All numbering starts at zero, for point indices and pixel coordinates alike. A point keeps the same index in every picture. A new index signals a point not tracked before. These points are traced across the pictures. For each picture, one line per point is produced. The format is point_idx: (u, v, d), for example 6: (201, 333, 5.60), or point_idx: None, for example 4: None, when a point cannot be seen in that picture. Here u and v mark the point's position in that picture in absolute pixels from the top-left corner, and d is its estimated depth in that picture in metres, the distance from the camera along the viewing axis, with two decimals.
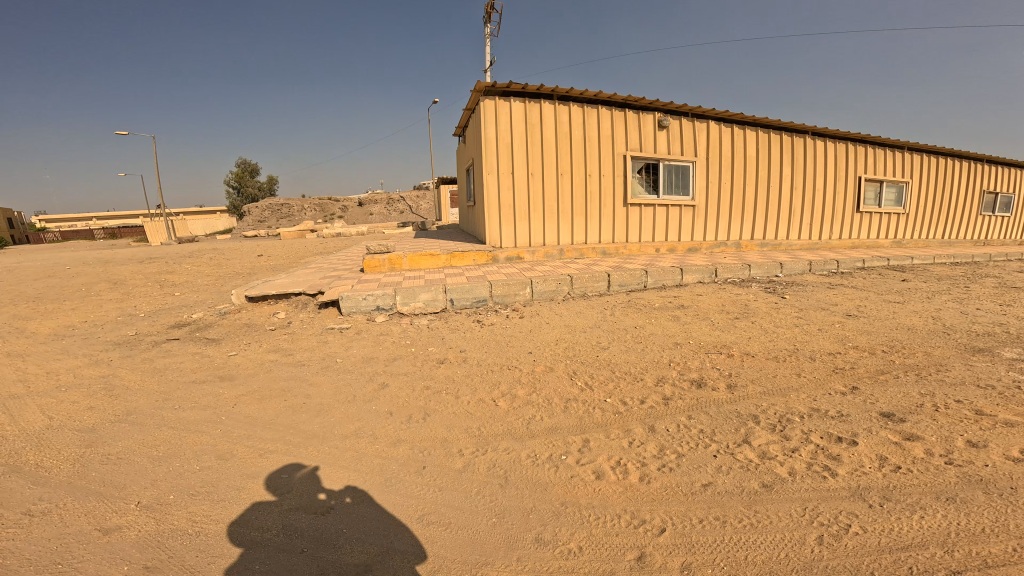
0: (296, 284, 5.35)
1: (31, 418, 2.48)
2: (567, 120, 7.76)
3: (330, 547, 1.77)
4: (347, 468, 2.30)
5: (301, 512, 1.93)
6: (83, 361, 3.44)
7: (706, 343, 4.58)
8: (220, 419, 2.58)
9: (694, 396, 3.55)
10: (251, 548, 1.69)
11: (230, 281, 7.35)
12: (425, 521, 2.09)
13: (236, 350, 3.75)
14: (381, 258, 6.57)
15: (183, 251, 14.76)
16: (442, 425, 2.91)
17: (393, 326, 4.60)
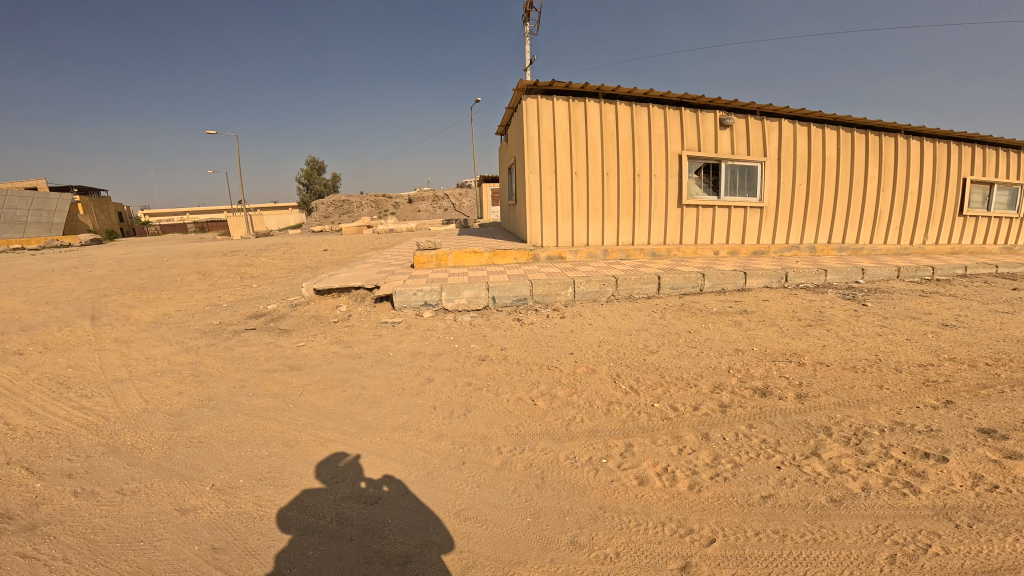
0: (356, 278, 5.71)
1: (134, 400, 2.86)
2: (615, 119, 7.31)
3: (376, 536, 1.89)
4: (393, 462, 2.43)
5: (350, 501, 2.07)
6: (177, 348, 3.94)
7: (773, 351, 4.18)
8: (286, 407, 2.83)
9: (756, 404, 3.26)
10: (309, 531, 1.84)
11: (298, 274, 8.03)
12: (462, 516, 2.16)
13: (304, 341, 4.11)
14: (429, 254, 6.72)
15: (258, 245, 16.36)
16: (481, 422, 2.98)
17: (439, 322, 4.75)
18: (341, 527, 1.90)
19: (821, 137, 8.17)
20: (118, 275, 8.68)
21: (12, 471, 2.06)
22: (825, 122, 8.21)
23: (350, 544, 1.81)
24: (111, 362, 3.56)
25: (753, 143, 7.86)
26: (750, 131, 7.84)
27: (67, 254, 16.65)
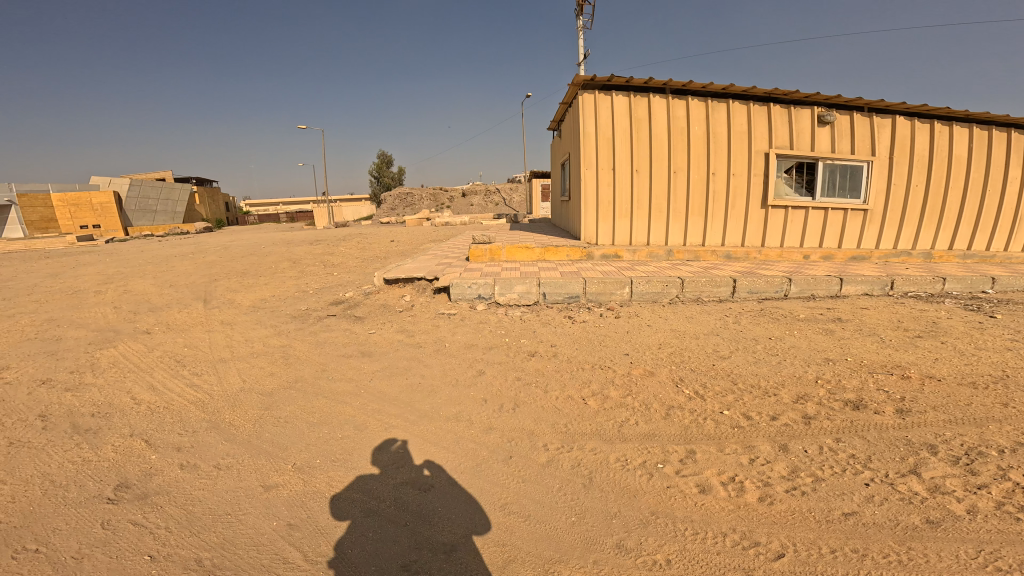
0: (421, 268, 5.98)
1: (236, 378, 3.32)
2: (686, 114, 6.94)
3: (426, 524, 2.01)
4: (444, 452, 2.57)
5: (405, 486, 2.23)
6: (272, 331, 4.50)
7: (870, 362, 3.65)
8: (359, 392, 3.12)
9: (847, 417, 2.88)
10: (368, 510, 2.00)
11: (370, 263, 8.69)
12: (506, 510, 2.22)
13: (375, 328, 4.49)
14: (483, 249, 6.78)
15: (335, 235, 17.88)
16: (528, 418, 3.04)
17: (492, 316, 4.89)
18: (396, 509, 2.04)
19: (934, 134, 7.40)
20: (226, 261, 10.07)
21: (133, 441, 2.39)
22: (940, 119, 7.44)
23: (403, 527, 1.94)
24: (221, 343, 4.17)
25: (856, 140, 7.22)
26: (852, 128, 7.21)
27: (186, 241, 19.61)
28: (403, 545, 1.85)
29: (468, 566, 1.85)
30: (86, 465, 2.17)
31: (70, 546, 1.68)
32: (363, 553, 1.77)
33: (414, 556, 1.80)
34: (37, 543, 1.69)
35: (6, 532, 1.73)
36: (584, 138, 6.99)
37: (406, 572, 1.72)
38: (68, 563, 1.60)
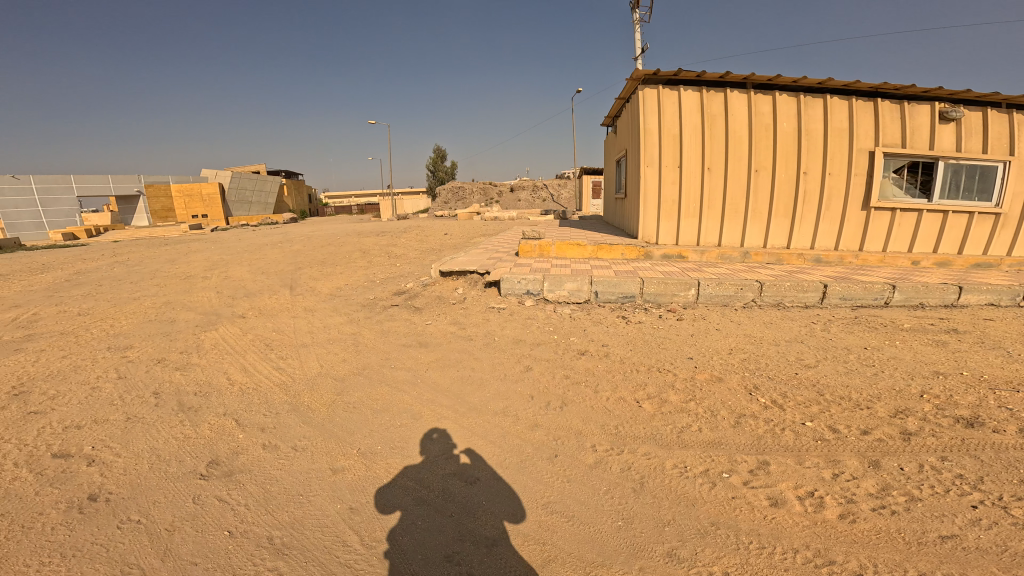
0: (472, 262, 6.14)
1: (313, 363, 3.69)
2: (770, 111, 6.71)
3: (471, 516, 2.09)
4: (490, 446, 2.68)
5: (453, 478, 2.35)
6: (344, 319, 4.92)
7: (995, 378, 3.26)
8: (416, 381, 3.34)
9: (956, 436, 2.64)
10: (419, 499, 2.13)
11: (429, 255, 9.11)
12: (549, 509, 2.24)
13: (432, 320, 4.75)
14: (533, 245, 6.95)
15: (398, 226, 18.85)
16: (576, 418, 3.06)
17: (541, 312, 4.98)
18: (443, 499, 2.17)
19: None
20: (306, 250, 11.10)
21: (228, 421, 2.72)
22: None
23: (448, 517, 2.04)
24: (303, 328, 4.65)
25: (978, 139, 6.68)
26: (973, 125, 6.69)
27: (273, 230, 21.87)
28: (448, 536, 1.94)
29: (509, 562, 1.89)
30: (187, 442, 2.48)
31: (169, 517, 1.90)
32: (412, 541, 1.88)
33: (456, 548, 1.88)
34: (141, 514, 1.92)
35: (117, 502, 1.99)
36: (646, 135, 6.98)
37: (450, 562, 1.81)
38: (165, 534, 1.82)
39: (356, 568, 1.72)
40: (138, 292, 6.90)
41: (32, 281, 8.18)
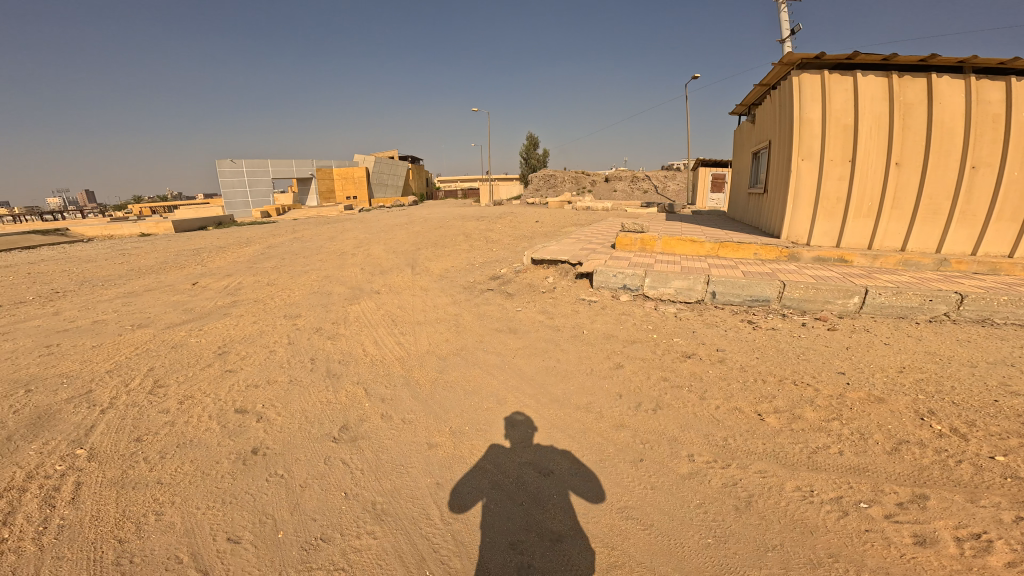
0: (565, 254, 6.80)
1: (422, 340, 4.23)
2: (1001, 98, 6.15)
3: (540, 509, 2.21)
4: (569, 439, 2.81)
5: (528, 467, 2.52)
6: (451, 300, 5.52)
7: None
8: (505, 368, 3.72)
9: None
10: (494, 484, 2.35)
11: (523, 241, 9.60)
12: (624, 514, 2.23)
13: (522, 307, 5.34)
14: (633, 238, 7.27)
15: (495, 210, 19.67)
16: (673, 423, 3.05)
17: (639, 310, 5.28)
18: (516, 486, 2.34)
19: None
20: (418, 230, 12.42)
21: (358, 390, 3.27)
22: None
23: (519, 505, 2.21)
24: (416, 306, 5.34)
25: None
26: None
27: (394, 211, 24.79)
28: (516, 524, 2.09)
29: (572, 558, 1.96)
30: (328, 407, 3.03)
31: (303, 475, 2.30)
32: (486, 522, 2.09)
33: (520, 537, 2.02)
34: (284, 471, 2.32)
35: (270, 458, 2.44)
36: (804, 125, 7.05)
37: (513, 550, 1.95)
38: (296, 489, 2.19)
39: (434, 541, 1.95)
40: (298, 267, 8.56)
41: (232, 254, 10.64)
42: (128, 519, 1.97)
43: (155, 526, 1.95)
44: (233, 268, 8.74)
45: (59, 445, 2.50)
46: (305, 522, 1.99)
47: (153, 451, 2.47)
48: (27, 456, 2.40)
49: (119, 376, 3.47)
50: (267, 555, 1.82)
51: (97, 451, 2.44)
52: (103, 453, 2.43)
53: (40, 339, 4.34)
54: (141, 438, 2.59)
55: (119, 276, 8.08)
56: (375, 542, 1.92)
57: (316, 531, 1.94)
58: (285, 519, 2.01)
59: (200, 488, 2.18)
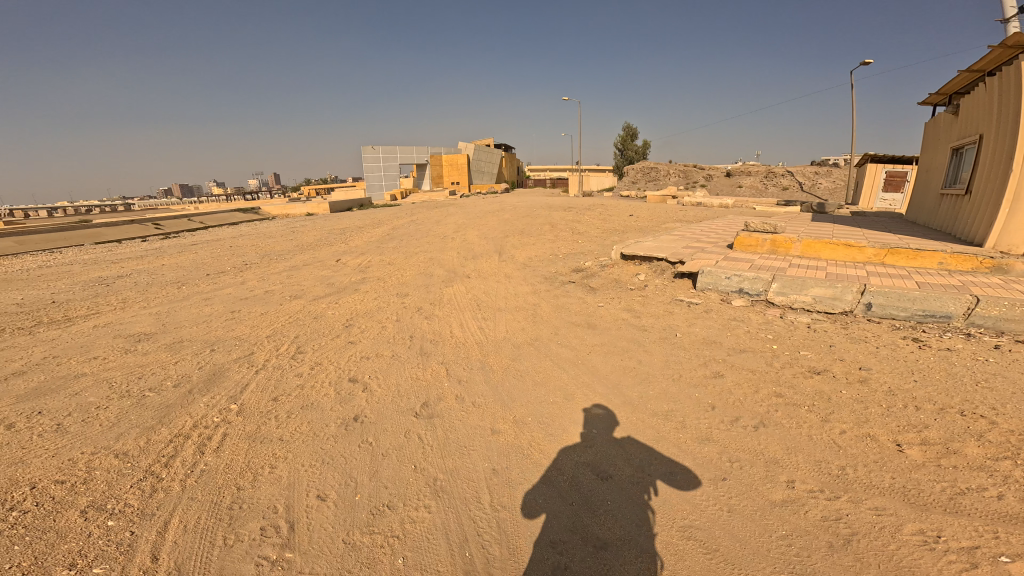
0: (662, 253, 7.06)
1: (505, 332, 4.64)
2: None
3: (590, 513, 2.28)
4: (640, 446, 2.87)
5: (585, 468, 2.64)
6: (540, 298, 5.92)
7: None
8: (577, 364, 4.00)
9: None
10: (547, 478, 2.53)
11: (618, 238, 9.67)
12: (682, 532, 2.21)
13: (604, 303, 5.74)
14: (762, 239, 6.96)
15: (594, 202, 19.52)
16: (776, 444, 2.91)
17: (755, 316, 5.09)
18: (569, 487, 2.47)
19: None
20: (518, 221, 13.09)
21: (439, 368, 3.78)
22: None
23: (569, 506, 2.33)
24: (508, 299, 5.83)
25: None
26: None
27: (500, 199, 26.10)
28: (560, 524, 2.21)
29: (611, 566, 2.00)
30: (416, 382, 3.54)
31: (386, 443, 2.74)
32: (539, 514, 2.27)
33: (562, 538, 2.13)
34: (373, 439, 2.77)
35: (365, 425, 2.93)
36: None
37: (552, 548, 2.07)
38: (378, 456, 2.62)
39: (479, 524, 2.18)
40: (416, 249, 9.68)
41: (366, 234, 12.40)
42: (250, 470, 2.45)
43: (267, 477, 2.41)
44: (366, 247, 10.22)
45: (220, 400, 3.20)
46: (377, 489, 2.35)
47: (284, 410, 3.11)
48: (200, 405, 3.12)
49: (272, 343, 4.40)
50: (341, 515, 2.16)
51: (245, 407, 3.12)
52: (249, 411, 3.07)
53: (228, 306, 5.70)
54: (277, 398, 3.27)
55: (286, 252, 10.11)
56: (429, 516, 2.20)
57: (383, 499, 2.29)
58: (363, 483, 2.39)
59: (309, 448, 2.68)
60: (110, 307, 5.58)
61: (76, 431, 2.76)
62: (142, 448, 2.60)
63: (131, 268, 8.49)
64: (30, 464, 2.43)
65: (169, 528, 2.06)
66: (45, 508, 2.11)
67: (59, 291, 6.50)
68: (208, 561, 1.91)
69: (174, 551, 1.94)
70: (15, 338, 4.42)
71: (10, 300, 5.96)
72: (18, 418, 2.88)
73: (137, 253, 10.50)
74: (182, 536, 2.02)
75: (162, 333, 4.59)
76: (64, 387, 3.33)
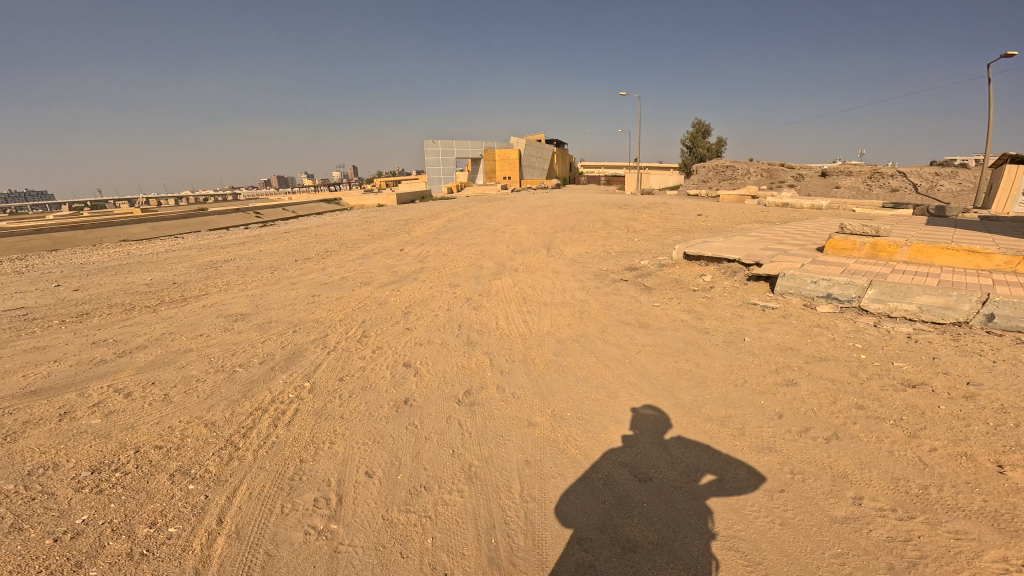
0: (732, 254, 6.60)
1: (556, 328, 4.70)
2: None
3: (621, 513, 2.29)
4: (684, 450, 2.80)
5: (621, 468, 2.64)
6: (595, 295, 5.85)
7: None
8: (628, 363, 3.94)
9: None
10: (579, 475, 2.57)
11: (685, 237, 9.18)
12: (722, 542, 2.14)
13: (663, 302, 5.52)
14: (859, 242, 6.18)
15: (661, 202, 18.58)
16: (847, 456, 2.67)
17: (841, 323, 4.60)
18: (602, 486, 2.49)
19: None
20: (580, 217, 12.92)
21: (487, 359, 3.96)
22: None
23: (601, 505, 2.35)
24: (561, 295, 5.85)
25: None
26: None
27: (562, 193, 25.84)
28: (589, 522, 2.24)
29: (637, 569, 2.00)
30: (462, 370, 3.75)
31: (429, 427, 2.96)
32: (569, 510, 2.32)
33: (590, 535, 2.16)
34: (418, 423, 3.00)
35: (413, 409, 3.17)
36: None
37: (578, 545, 2.12)
38: (420, 438, 2.84)
39: (507, 513, 2.29)
40: (477, 241, 9.94)
41: (430, 225, 12.91)
42: (311, 445, 2.77)
43: (325, 452, 2.71)
44: (425, 238, 10.64)
45: (295, 378, 3.62)
46: (417, 470, 2.56)
47: (346, 390, 3.45)
48: (277, 382, 3.56)
49: (341, 327, 4.84)
50: (383, 494, 2.38)
51: (315, 386, 3.52)
52: (317, 389, 3.46)
53: (308, 290, 6.34)
54: (342, 378, 3.64)
55: (360, 240, 10.97)
56: (460, 501, 2.36)
57: (420, 480, 2.49)
58: (405, 464, 2.61)
59: (363, 427, 2.96)
60: (215, 289, 6.49)
61: (178, 401, 3.26)
62: (227, 419, 3.03)
63: (234, 253, 9.75)
64: (139, 428, 2.90)
65: (236, 494, 2.34)
66: (141, 471, 2.48)
67: (178, 273, 7.68)
68: (266, 526, 2.16)
69: (237, 516, 2.20)
70: (144, 314, 5.32)
71: (143, 280, 7.16)
72: (137, 386, 3.48)
73: (239, 240, 11.99)
74: (246, 502, 2.29)
75: (253, 315, 5.26)
76: (175, 360, 3.97)
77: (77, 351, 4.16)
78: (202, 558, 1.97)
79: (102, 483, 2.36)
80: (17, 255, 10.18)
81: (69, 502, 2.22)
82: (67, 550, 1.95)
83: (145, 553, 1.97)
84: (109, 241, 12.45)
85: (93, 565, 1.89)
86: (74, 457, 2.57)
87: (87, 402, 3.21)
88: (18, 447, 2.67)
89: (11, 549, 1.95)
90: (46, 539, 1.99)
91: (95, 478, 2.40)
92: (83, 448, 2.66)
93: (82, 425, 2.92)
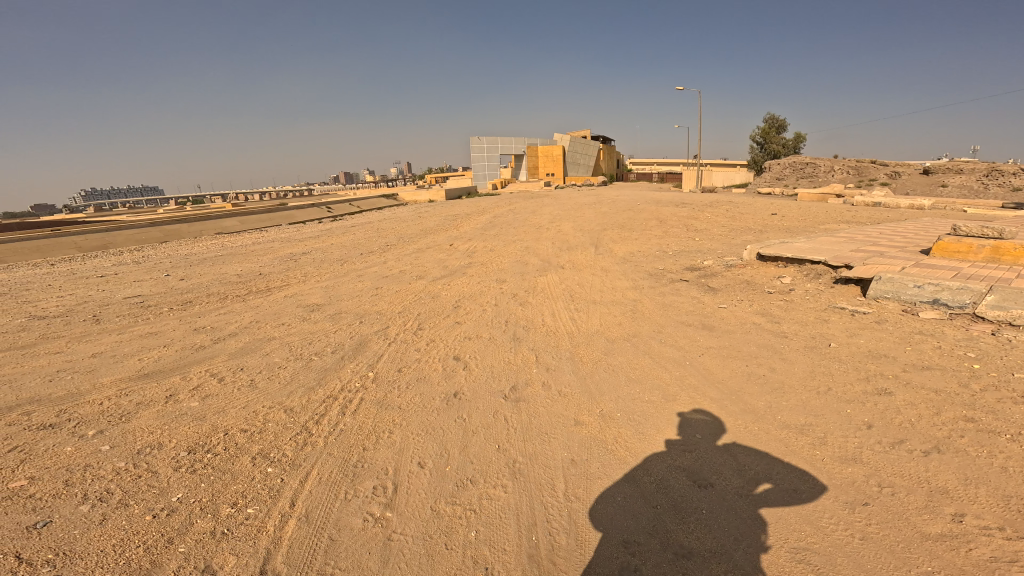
0: (813, 255, 6.05)
1: (614, 326, 4.61)
2: None
3: (674, 517, 2.24)
4: (749, 455, 2.66)
5: (678, 472, 2.56)
6: (656, 293, 5.67)
7: None
8: (690, 365, 3.78)
9: None
10: (630, 477, 2.54)
11: (757, 237, 8.51)
12: (786, 552, 2.02)
13: (729, 304, 5.19)
14: (977, 243, 5.37)
15: None
16: (946, 470, 2.39)
17: (948, 329, 4.04)
18: (655, 489, 2.44)
19: None
20: (638, 215, 12.45)
21: (539, 355, 4.00)
22: None
23: (652, 508, 2.30)
24: (620, 293, 5.73)
25: None
26: None
27: None
28: (637, 526, 2.21)
29: None
30: (514, 366, 3.82)
31: (478, 421, 3.07)
32: (617, 510, 2.31)
33: (638, 539, 2.13)
34: (467, 416, 3.12)
35: (466, 401, 3.31)
36: None
37: (625, 548, 2.10)
38: (470, 432, 2.96)
39: (551, 511, 2.32)
40: (533, 237, 9.95)
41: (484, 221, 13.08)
42: (373, 434, 2.99)
43: (385, 441, 2.91)
44: (481, 234, 10.82)
45: (361, 368, 3.92)
46: (465, 463, 2.68)
47: (405, 380, 3.67)
48: (346, 371, 3.87)
49: (403, 318, 5.12)
50: (434, 485, 2.52)
51: (378, 375, 3.77)
52: (380, 379, 3.71)
53: (373, 283, 6.76)
54: (402, 369, 3.87)
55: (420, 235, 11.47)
56: (505, 495, 2.43)
57: (467, 473, 2.60)
58: (455, 456, 2.74)
59: (418, 418, 3.14)
60: (293, 281, 7.12)
61: (262, 386, 3.67)
62: (302, 405, 3.36)
63: (308, 246, 10.60)
64: (228, 412, 3.30)
65: (307, 479, 2.59)
66: (227, 453, 2.82)
67: (262, 265, 8.52)
68: (331, 511, 2.37)
69: (306, 501, 2.44)
70: (235, 302, 6.01)
71: (234, 271, 8.05)
72: (228, 372, 3.95)
73: (313, 233, 13.04)
74: (315, 487, 2.53)
75: (326, 305, 5.72)
76: (259, 348, 4.45)
77: (183, 337, 4.81)
78: (274, 538, 2.21)
79: (195, 464, 2.73)
80: (135, 246, 11.89)
81: (167, 481, 2.58)
82: (162, 527, 2.26)
83: (226, 531, 2.23)
84: (206, 234, 14.15)
85: (182, 541, 2.17)
86: (174, 438, 2.99)
87: (187, 386, 3.71)
88: (131, 426, 3.15)
89: (118, 522, 2.29)
90: (146, 515, 2.32)
91: (189, 459, 2.78)
92: (182, 430, 3.08)
93: (184, 407, 3.39)
